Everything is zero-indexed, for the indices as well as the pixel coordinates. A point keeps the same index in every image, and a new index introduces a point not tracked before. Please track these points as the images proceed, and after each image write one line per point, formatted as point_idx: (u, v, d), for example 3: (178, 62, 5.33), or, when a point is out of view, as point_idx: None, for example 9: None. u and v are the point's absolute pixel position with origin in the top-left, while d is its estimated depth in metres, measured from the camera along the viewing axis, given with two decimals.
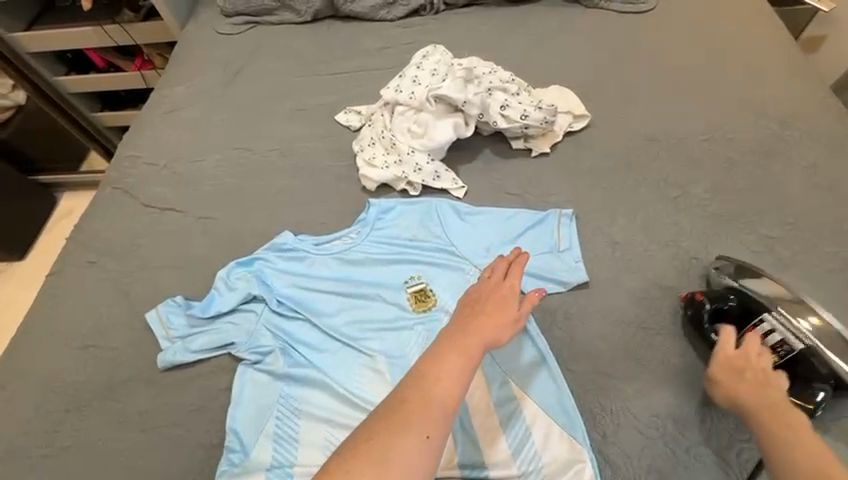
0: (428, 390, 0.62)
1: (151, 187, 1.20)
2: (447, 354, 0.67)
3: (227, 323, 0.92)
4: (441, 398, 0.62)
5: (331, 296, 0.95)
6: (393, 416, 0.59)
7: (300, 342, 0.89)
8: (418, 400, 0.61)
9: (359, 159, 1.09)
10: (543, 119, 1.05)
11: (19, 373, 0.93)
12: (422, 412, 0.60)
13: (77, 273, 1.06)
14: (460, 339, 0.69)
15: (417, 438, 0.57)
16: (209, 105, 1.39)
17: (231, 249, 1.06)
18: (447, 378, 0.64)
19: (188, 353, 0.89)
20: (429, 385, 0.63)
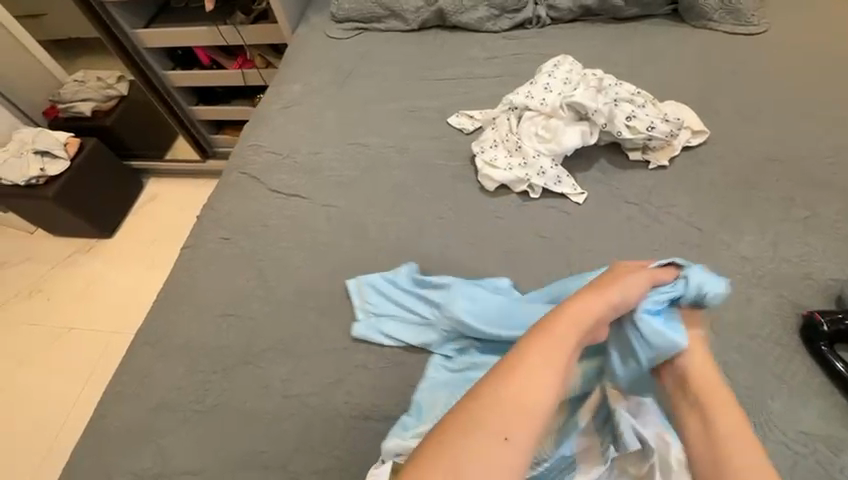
0: (514, 407, 0.62)
1: (276, 174, 1.29)
2: (532, 372, 0.64)
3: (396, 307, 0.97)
4: (530, 406, 0.62)
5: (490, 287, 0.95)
6: (470, 418, 0.61)
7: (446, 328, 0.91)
8: (502, 401, 0.62)
9: (479, 159, 1.14)
10: (669, 131, 1.07)
11: (166, 333, 1.01)
12: (506, 412, 0.61)
13: (213, 248, 1.15)
14: (554, 347, 0.67)
15: (496, 440, 0.59)
16: (323, 102, 1.48)
17: (354, 236, 1.12)
18: (540, 384, 0.63)
19: (368, 332, 0.94)
20: (499, 403, 0.62)
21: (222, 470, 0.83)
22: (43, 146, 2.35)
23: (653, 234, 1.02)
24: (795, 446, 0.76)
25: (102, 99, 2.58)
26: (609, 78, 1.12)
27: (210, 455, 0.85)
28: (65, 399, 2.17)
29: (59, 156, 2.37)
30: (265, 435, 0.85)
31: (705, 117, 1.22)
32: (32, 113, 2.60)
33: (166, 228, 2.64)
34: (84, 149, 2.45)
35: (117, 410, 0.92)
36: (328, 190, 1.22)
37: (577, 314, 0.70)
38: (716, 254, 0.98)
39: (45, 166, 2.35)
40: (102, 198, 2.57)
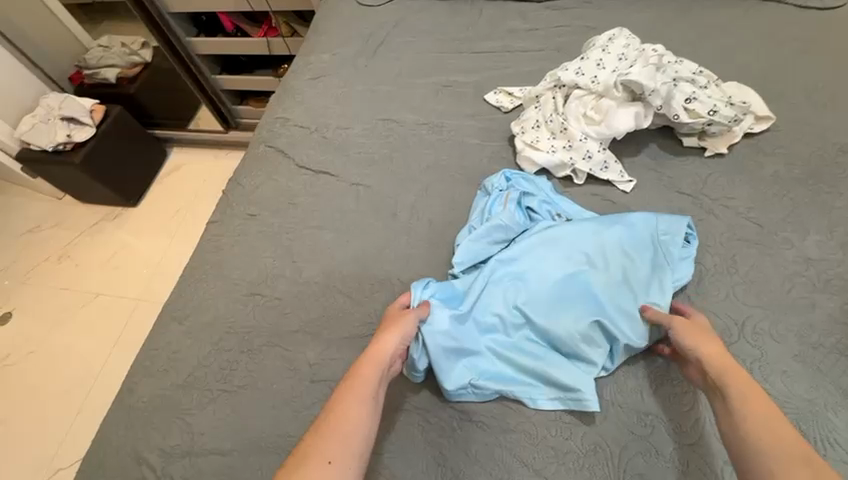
0: (332, 436, 0.67)
1: (304, 150, 1.24)
2: (331, 432, 0.67)
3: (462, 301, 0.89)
4: (352, 430, 0.68)
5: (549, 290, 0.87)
6: (299, 456, 0.65)
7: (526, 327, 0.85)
8: (329, 435, 0.67)
9: (520, 140, 1.06)
10: (733, 116, 0.98)
11: (192, 310, 1.00)
12: (327, 446, 0.66)
13: (239, 224, 1.12)
14: (358, 386, 0.73)
15: (316, 465, 0.64)
16: (352, 75, 1.41)
17: (384, 218, 1.07)
18: (351, 425, 0.69)
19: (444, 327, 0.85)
20: (334, 434, 0.67)
21: (246, 452, 0.81)
22: (70, 112, 2.34)
23: (706, 229, 0.95)
24: None
25: (127, 65, 2.56)
26: (669, 56, 1.03)
27: (233, 437, 0.83)
28: (93, 363, 2.23)
29: (86, 123, 2.37)
30: (290, 419, 0.83)
31: (770, 101, 1.11)
32: (58, 78, 2.59)
33: (188, 199, 2.65)
34: (109, 116, 2.45)
35: (144, 385, 0.92)
36: (358, 169, 1.17)
37: (377, 362, 0.77)
38: (777, 253, 0.90)
39: (72, 132, 2.36)
40: (128, 166, 2.57)
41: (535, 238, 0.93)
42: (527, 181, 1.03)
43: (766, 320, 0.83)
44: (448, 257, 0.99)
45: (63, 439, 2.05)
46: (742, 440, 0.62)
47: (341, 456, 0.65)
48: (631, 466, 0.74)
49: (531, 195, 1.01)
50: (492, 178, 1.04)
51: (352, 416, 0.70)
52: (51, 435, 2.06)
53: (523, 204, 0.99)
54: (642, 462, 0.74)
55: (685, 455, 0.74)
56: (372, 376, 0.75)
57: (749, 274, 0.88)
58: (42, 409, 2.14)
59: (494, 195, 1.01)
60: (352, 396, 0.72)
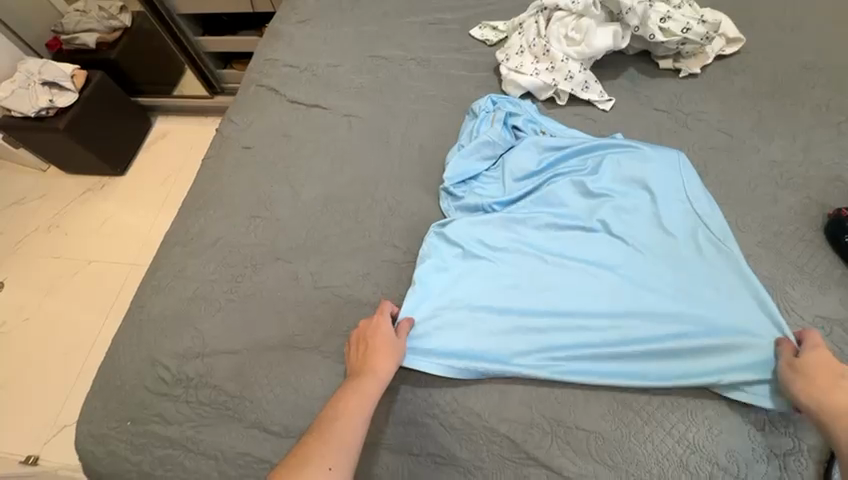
0: (327, 443, 0.66)
1: (295, 88, 1.27)
2: (326, 439, 0.66)
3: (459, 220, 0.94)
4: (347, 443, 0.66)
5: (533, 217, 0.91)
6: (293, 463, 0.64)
7: (531, 267, 0.86)
8: (324, 446, 0.65)
9: (505, 66, 1.11)
10: (706, 34, 1.03)
11: (195, 234, 1.03)
12: (321, 454, 0.65)
13: (236, 157, 1.15)
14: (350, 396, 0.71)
15: (317, 469, 0.63)
16: (339, 17, 1.42)
17: (376, 145, 1.11)
18: (345, 436, 0.67)
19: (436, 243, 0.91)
20: (328, 442, 0.66)
21: (255, 351, 0.86)
22: (51, 77, 2.31)
23: (681, 140, 1.01)
24: (814, 327, 0.78)
25: (105, 30, 2.50)
26: None
27: (243, 338, 0.88)
28: (92, 326, 2.25)
29: (67, 88, 2.34)
30: (295, 321, 0.88)
31: (740, 25, 1.16)
32: (35, 44, 2.54)
33: (177, 164, 2.65)
34: (92, 82, 2.42)
35: (153, 301, 0.96)
36: (350, 102, 1.20)
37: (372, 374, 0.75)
38: (744, 159, 0.97)
39: (53, 97, 2.33)
40: (113, 133, 2.55)
41: (521, 162, 0.99)
42: (509, 102, 1.08)
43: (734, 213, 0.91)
44: (439, 177, 1.04)
45: (66, 399, 2.07)
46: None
47: (343, 458, 0.65)
48: None
49: (517, 115, 1.06)
50: (481, 100, 1.09)
51: (350, 428, 0.68)
52: (55, 396, 2.09)
53: (513, 125, 1.05)
54: None
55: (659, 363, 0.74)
56: (369, 393, 0.72)
57: (721, 178, 0.95)
58: (44, 372, 2.16)
59: (483, 116, 1.06)
60: (356, 411, 0.70)
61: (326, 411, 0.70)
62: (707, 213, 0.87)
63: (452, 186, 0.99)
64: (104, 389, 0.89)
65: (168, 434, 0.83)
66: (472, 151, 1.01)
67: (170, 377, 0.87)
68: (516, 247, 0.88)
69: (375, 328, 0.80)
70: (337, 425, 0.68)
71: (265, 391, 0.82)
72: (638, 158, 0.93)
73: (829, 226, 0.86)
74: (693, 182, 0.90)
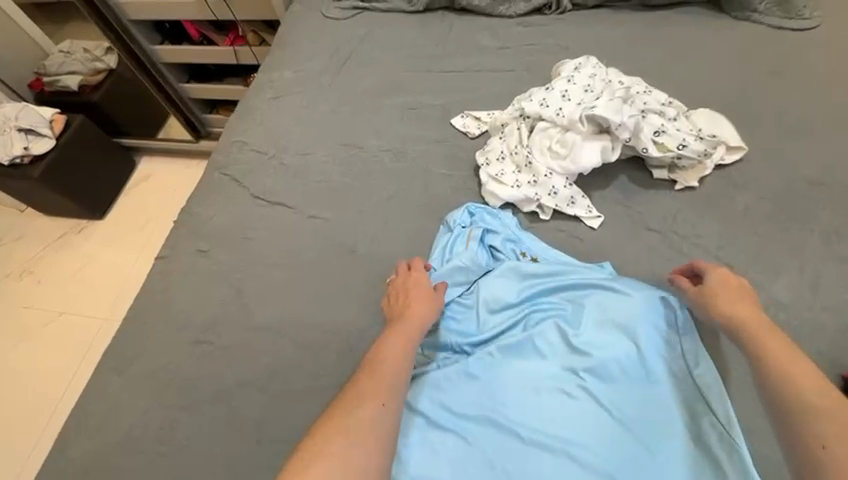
0: (380, 377, 0.69)
1: (260, 178, 1.17)
2: (377, 374, 0.69)
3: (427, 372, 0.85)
4: (398, 380, 0.70)
5: (508, 375, 0.81)
6: (347, 397, 0.66)
7: (501, 445, 0.75)
8: (378, 381, 0.68)
9: (485, 173, 1.01)
10: (704, 150, 0.94)
11: (133, 359, 0.93)
12: (374, 384, 0.68)
13: (189, 261, 1.05)
14: (397, 333, 0.78)
15: (373, 405, 0.65)
16: (314, 95, 1.33)
17: (341, 256, 1.01)
18: (394, 367, 0.71)
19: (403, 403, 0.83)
20: (383, 375, 0.69)
21: None
22: (27, 124, 2.23)
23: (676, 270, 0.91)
24: None
25: (90, 72, 2.44)
26: (637, 86, 0.99)
27: None
28: (57, 385, 2.14)
29: (44, 134, 2.26)
30: None
31: (742, 128, 1.07)
32: (17, 86, 2.48)
33: (157, 212, 2.55)
34: (70, 126, 2.34)
35: (81, 442, 0.86)
36: (317, 199, 1.11)
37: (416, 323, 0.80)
38: None
39: (29, 144, 2.24)
40: (91, 176, 2.47)
41: (498, 298, 0.89)
42: (489, 215, 0.98)
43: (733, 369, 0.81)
44: None
45: (25, 467, 1.96)
46: (758, 352, 0.65)
47: (395, 395, 0.68)
48: None
49: (495, 232, 0.96)
50: (459, 211, 0.99)
51: (393, 371, 0.71)
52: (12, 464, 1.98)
53: (491, 244, 0.95)
54: None
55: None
56: (413, 334, 0.78)
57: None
58: (3, 434, 2.06)
59: (458, 231, 0.97)
60: (402, 349, 0.75)
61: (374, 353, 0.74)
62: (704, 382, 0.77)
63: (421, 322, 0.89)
64: None
65: None
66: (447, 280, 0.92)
67: None
68: (483, 416, 0.78)
69: (410, 278, 0.89)
70: (387, 363, 0.72)
71: None
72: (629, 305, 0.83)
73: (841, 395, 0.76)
74: (688, 339, 0.81)
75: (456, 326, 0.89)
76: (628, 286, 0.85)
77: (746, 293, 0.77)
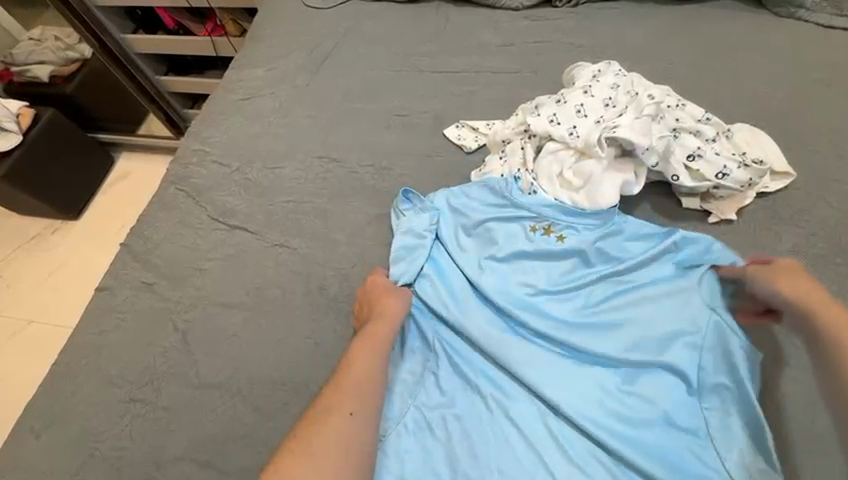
0: (345, 391, 0.66)
1: (220, 195, 1.01)
2: (346, 389, 0.66)
3: (416, 422, 0.72)
4: (359, 381, 0.67)
5: (504, 440, 0.69)
6: (310, 420, 0.64)
7: None
8: (341, 393, 0.66)
9: (479, 198, 0.85)
10: (747, 180, 0.77)
11: (57, 417, 0.79)
12: (340, 398, 0.66)
13: (130, 294, 0.90)
14: (367, 336, 0.73)
15: (340, 418, 0.63)
16: (289, 97, 1.17)
17: (308, 294, 0.85)
18: (361, 370, 0.69)
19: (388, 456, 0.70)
20: (348, 384, 0.67)
21: None
22: None
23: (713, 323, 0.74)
24: None
25: (62, 62, 2.27)
26: (667, 98, 0.82)
27: None
28: (22, 399, 2.01)
29: (10, 130, 2.10)
30: None
31: (790, 149, 0.90)
32: None
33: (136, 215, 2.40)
34: (40, 121, 2.18)
35: None
36: (283, 223, 0.95)
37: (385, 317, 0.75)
38: (795, 364, 0.69)
39: None
40: (64, 174, 2.30)
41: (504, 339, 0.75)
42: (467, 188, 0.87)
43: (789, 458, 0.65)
44: None
45: None
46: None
47: (362, 406, 0.65)
48: None
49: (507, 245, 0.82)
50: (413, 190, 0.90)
51: (368, 370, 0.69)
52: None
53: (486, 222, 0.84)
54: None
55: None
56: (384, 332, 0.73)
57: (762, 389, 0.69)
58: None
59: (425, 208, 0.87)
60: (369, 351, 0.71)
61: (352, 348, 0.72)
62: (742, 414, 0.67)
63: (412, 358, 0.77)
64: None
65: None
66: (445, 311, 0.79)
67: None
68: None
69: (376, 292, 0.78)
70: (353, 373, 0.68)
71: None
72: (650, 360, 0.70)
73: None
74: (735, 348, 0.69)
75: (455, 368, 0.75)
76: (661, 288, 0.75)
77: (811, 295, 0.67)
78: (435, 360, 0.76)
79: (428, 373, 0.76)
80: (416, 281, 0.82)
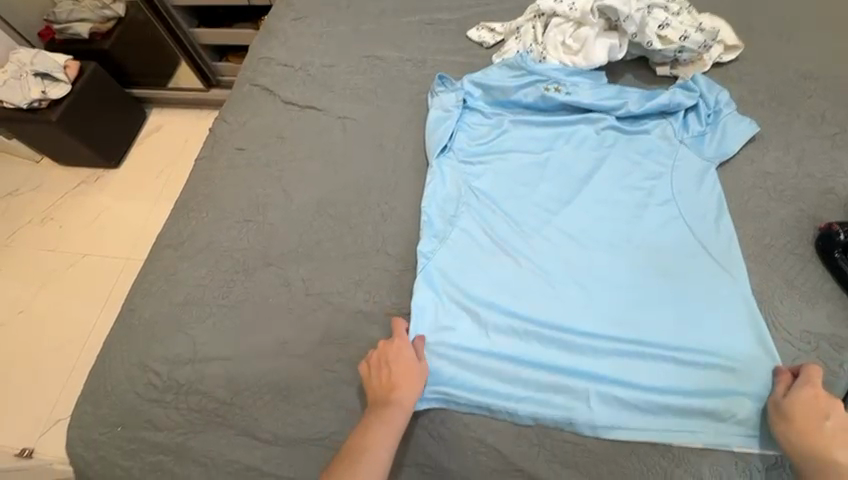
0: (357, 470, 0.69)
1: (289, 88, 1.25)
2: None
3: (454, 227, 0.94)
4: (372, 462, 0.70)
5: (522, 232, 0.92)
6: None
7: (512, 281, 0.86)
8: (353, 468, 0.69)
9: (502, 64, 1.10)
10: (703, 42, 1.03)
11: (188, 236, 1.03)
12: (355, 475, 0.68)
13: (228, 158, 1.14)
14: (381, 409, 0.74)
15: None
16: (335, 15, 1.40)
17: (370, 148, 1.10)
18: (375, 446, 0.71)
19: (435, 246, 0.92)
20: (362, 462, 0.69)
21: (247, 355, 0.86)
22: (44, 68, 2.17)
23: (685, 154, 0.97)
24: (802, 345, 0.77)
25: (100, 19, 2.41)
26: None
27: (234, 345, 0.87)
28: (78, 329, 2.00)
29: (60, 79, 2.19)
30: (284, 326, 0.88)
31: (740, 32, 1.15)
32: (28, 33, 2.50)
33: (173, 161, 2.48)
34: (84, 73, 2.26)
35: (145, 304, 0.95)
36: (344, 103, 1.19)
37: (402, 382, 0.76)
38: (729, 164, 0.96)
39: (46, 89, 2.18)
40: (102, 124, 2.37)
41: (519, 173, 1.00)
42: (487, 74, 1.11)
43: (737, 223, 0.90)
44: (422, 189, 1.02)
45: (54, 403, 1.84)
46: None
47: None
48: (592, 359, 0.78)
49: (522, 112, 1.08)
50: (446, 75, 1.14)
51: (382, 441, 0.71)
52: (33, 398, 1.84)
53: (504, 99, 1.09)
54: (607, 361, 0.77)
55: (643, 380, 0.75)
56: (398, 409, 0.74)
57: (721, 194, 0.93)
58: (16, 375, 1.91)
59: (453, 90, 1.11)
60: (382, 429, 0.72)
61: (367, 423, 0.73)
62: (704, 212, 0.90)
63: (449, 188, 1.00)
64: (95, 393, 0.87)
65: (158, 440, 0.81)
66: (474, 160, 1.03)
67: (159, 382, 0.85)
68: (498, 262, 0.89)
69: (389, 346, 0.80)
70: (368, 452, 0.70)
71: (254, 399, 0.81)
72: (627, 178, 0.96)
73: (820, 242, 0.85)
74: (686, 178, 0.95)
75: (482, 192, 0.98)
76: (637, 137, 1.01)
77: (829, 418, 0.65)
78: (467, 190, 0.99)
79: (463, 197, 0.98)
80: (451, 141, 1.06)
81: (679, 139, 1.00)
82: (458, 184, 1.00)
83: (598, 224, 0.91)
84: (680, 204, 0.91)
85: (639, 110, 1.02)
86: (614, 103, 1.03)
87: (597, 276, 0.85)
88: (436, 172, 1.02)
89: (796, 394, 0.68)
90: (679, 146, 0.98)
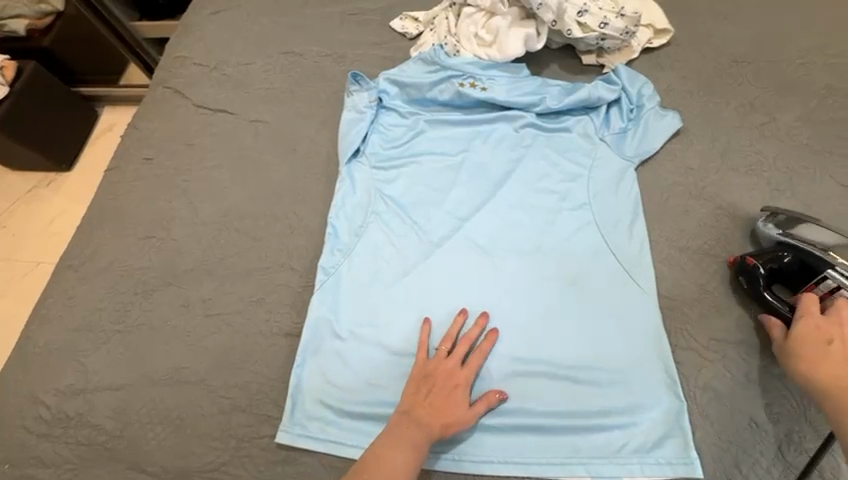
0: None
1: (203, 89, 1.18)
2: None
3: (359, 240, 0.90)
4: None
5: (430, 243, 0.88)
6: None
7: (415, 296, 0.83)
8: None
9: (417, 59, 1.04)
10: (624, 29, 0.97)
11: (88, 256, 0.97)
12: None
13: (134, 169, 1.08)
14: (410, 427, 0.67)
15: None
16: (255, 7, 1.31)
17: (282, 153, 1.04)
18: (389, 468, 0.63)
19: (337, 262, 0.88)
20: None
21: (141, 384, 0.82)
22: None
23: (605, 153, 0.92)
24: (709, 353, 0.74)
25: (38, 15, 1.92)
26: None
27: (128, 373, 0.83)
28: None
29: None
30: (180, 352, 0.84)
31: (672, 14, 1.08)
32: None
33: None
34: None
35: (40, 332, 0.90)
36: (259, 105, 1.12)
37: (443, 406, 0.69)
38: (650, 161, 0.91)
39: None
40: None
41: (431, 177, 0.95)
42: (403, 69, 1.04)
43: (654, 224, 0.85)
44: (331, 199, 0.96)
45: None
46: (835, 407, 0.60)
47: None
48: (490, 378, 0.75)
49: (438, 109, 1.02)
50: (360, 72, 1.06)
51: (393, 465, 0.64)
52: None
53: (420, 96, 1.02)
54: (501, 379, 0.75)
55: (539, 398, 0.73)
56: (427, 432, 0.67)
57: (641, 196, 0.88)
58: None
59: (368, 88, 1.04)
60: (401, 451, 0.65)
61: (389, 434, 0.67)
62: (618, 216, 0.86)
63: (359, 195, 0.95)
64: None
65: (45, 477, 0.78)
66: (387, 165, 0.98)
67: (49, 416, 0.82)
68: (402, 276, 0.85)
69: (453, 369, 0.73)
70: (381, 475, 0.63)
71: (145, 430, 0.78)
72: (543, 181, 0.91)
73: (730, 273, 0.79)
74: (604, 178, 0.90)
75: (392, 200, 0.93)
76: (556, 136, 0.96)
77: (832, 343, 0.64)
78: (377, 198, 0.94)
79: (371, 207, 0.93)
80: (364, 144, 1.00)
81: (600, 136, 0.94)
82: (368, 192, 0.95)
83: (510, 233, 0.87)
84: (594, 210, 0.87)
85: (557, 106, 0.96)
86: (532, 99, 0.97)
87: (503, 288, 0.82)
88: (346, 180, 0.96)
89: (796, 326, 0.67)
90: (599, 145, 0.93)
